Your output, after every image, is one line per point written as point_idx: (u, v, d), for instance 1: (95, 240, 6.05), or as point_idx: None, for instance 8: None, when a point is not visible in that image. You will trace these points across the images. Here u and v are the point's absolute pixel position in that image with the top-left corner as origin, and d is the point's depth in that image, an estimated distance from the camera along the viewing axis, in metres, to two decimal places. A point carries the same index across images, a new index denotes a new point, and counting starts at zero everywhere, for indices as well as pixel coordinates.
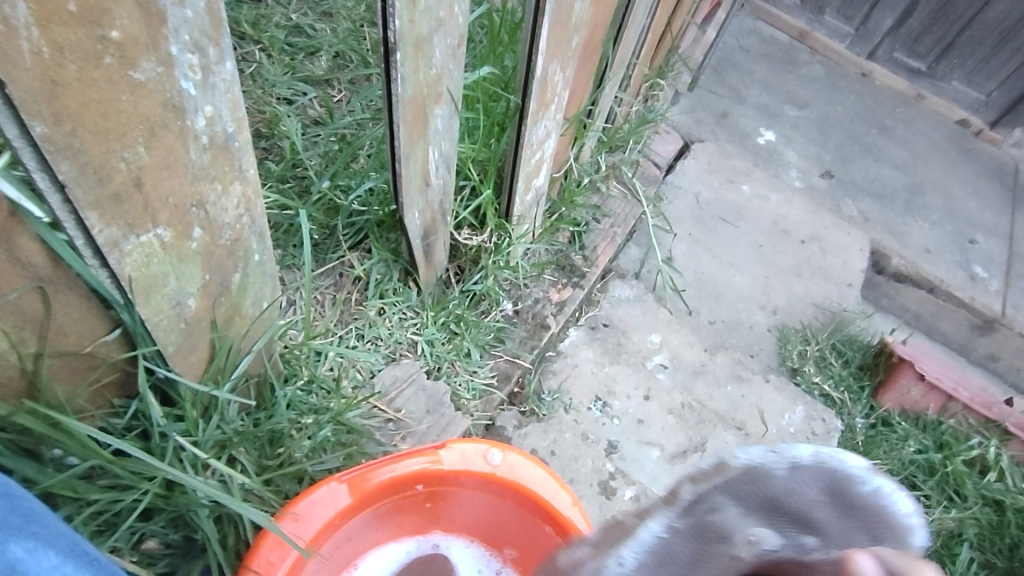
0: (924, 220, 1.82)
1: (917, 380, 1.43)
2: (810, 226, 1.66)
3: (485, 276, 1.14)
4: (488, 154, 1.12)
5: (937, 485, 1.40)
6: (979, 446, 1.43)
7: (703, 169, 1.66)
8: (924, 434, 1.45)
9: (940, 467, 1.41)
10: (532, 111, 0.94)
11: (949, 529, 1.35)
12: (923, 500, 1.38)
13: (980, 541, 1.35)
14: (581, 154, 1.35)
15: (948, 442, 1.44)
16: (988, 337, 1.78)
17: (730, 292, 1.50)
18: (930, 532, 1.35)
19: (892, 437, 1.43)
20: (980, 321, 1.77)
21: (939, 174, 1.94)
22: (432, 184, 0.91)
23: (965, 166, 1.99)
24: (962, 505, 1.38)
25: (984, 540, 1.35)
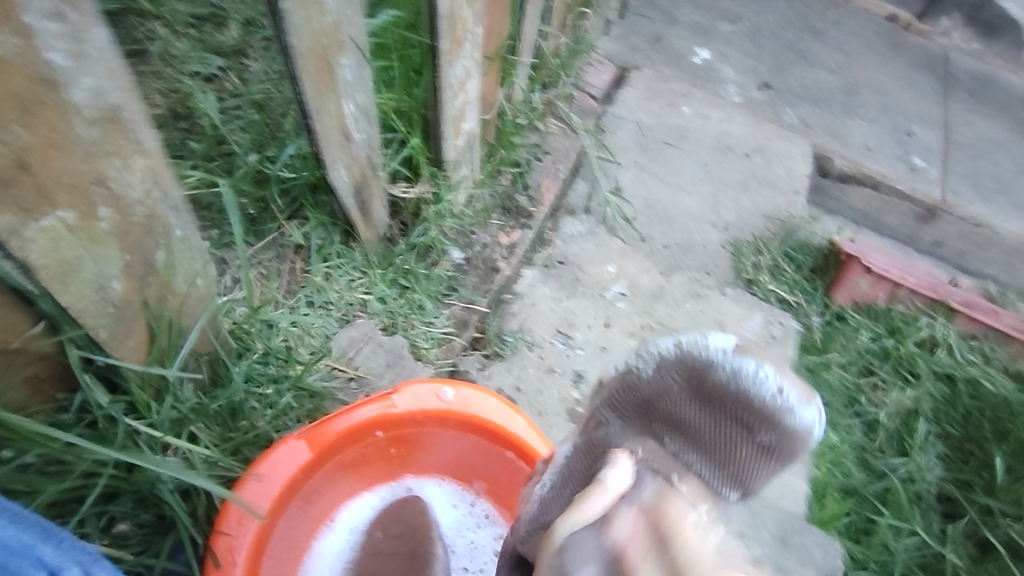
0: (862, 118, 1.85)
1: (865, 273, 1.49)
2: (752, 139, 1.68)
3: (429, 228, 1.14)
4: (412, 103, 1.10)
5: (892, 368, 1.47)
6: (928, 327, 1.51)
7: (642, 95, 1.66)
8: (876, 322, 1.52)
9: (894, 350, 1.48)
10: (444, 50, 0.93)
11: (905, 407, 1.42)
12: (881, 384, 1.45)
13: (935, 415, 1.43)
14: (512, 94, 1.34)
15: (900, 327, 1.51)
16: (933, 226, 1.84)
17: (681, 215, 1.52)
18: (890, 412, 1.42)
19: (847, 330, 1.50)
20: (924, 211, 1.81)
21: (873, 71, 1.96)
22: (354, 137, 0.90)
23: (897, 61, 2.01)
24: (916, 383, 1.45)
25: (940, 413, 1.43)
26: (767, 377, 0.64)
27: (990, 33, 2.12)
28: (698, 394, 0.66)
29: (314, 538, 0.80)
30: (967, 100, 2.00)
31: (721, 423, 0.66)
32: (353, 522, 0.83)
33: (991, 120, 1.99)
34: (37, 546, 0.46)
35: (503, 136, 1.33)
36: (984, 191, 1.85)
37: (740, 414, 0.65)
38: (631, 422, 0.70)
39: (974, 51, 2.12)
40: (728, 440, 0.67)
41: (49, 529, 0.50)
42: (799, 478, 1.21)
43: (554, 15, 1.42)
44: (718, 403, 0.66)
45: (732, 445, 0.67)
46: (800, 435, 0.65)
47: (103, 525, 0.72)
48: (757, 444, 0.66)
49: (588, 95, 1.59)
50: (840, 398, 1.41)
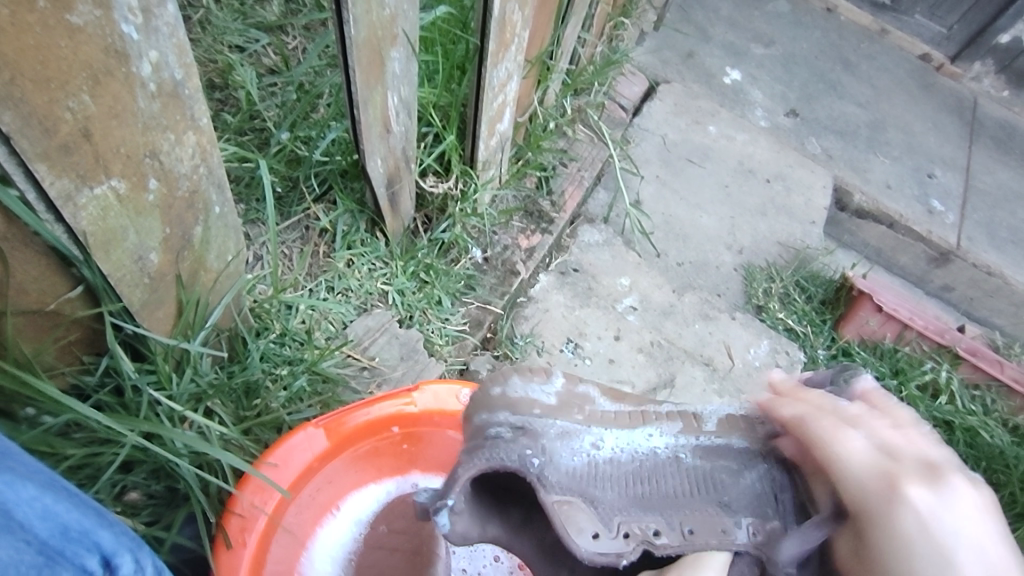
0: (885, 156, 1.85)
1: (875, 311, 1.49)
2: (775, 165, 1.68)
3: (453, 224, 1.14)
4: (450, 99, 1.11)
5: None
6: (932, 371, 1.50)
7: (670, 110, 1.66)
8: (880, 361, 1.51)
9: (895, 391, 1.48)
10: (491, 51, 0.93)
11: None
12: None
13: None
14: (545, 98, 1.34)
15: (903, 369, 1.50)
16: (943, 270, 1.84)
17: (698, 234, 1.52)
18: None
19: (851, 366, 1.49)
20: (937, 254, 1.81)
21: (901, 109, 1.96)
22: (393, 130, 0.90)
23: (925, 101, 2.01)
24: None
25: None
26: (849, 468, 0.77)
27: (1021, 82, 2.11)
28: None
29: (317, 525, 0.78)
30: (990, 148, 2.00)
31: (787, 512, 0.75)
32: (358, 514, 0.81)
33: (1013, 170, 1.99)
34: (96, 531, 0.45)
35: (532, 138, 1.32)
36: (999, 241, 1.85)
37: None
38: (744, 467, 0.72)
39: (1003, 99, 2.12)
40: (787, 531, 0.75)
41: (102, 511, 0.49)
42: None
43: (593, 22, 1.42)
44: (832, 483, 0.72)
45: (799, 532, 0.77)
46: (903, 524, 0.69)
47: (116, 492, 0.74)
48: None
49: (617, 105, 1.59)
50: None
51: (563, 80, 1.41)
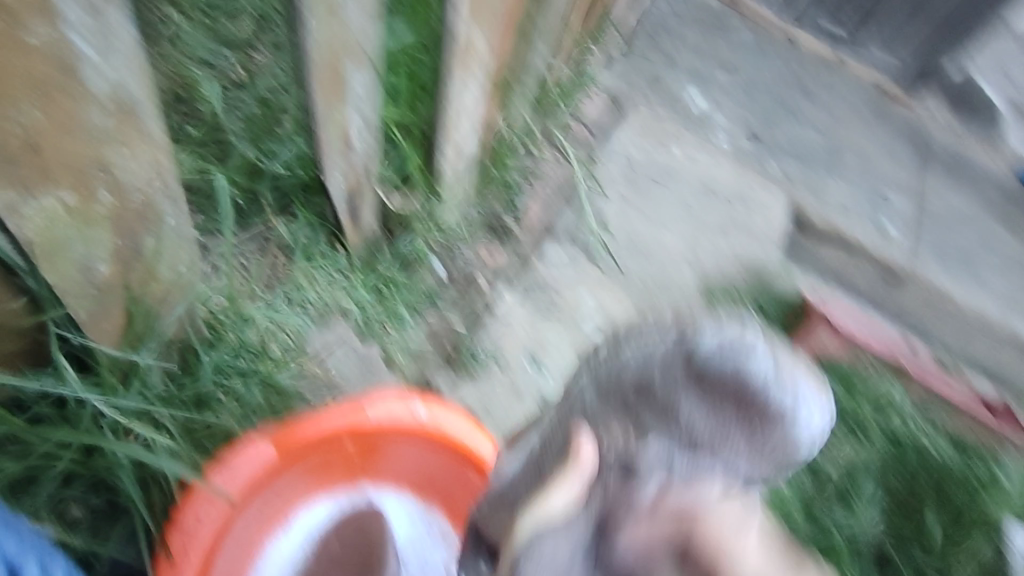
0: (842, 179, 1.93)
1: (828, 329, 1.52)
2: (737, 187, 1.74)
3: (415, 239, 1.16)
4: (414, 118, 1.08)
5: (841, 422, 1.47)
6: (883, 388, 1.52)
7: (636, 132, 1.70)
8: (839, 382, 1.50)
9: (847, 408, 1.49)
10: (454, 76, 0.95)
11: (852, 462, 1.44)
12: (833, 440, 1.45)
13: (883, 476, 1.45)
14: (512, 120, 1.34)
15: (857, 386, 1.51)
16: (898, 289, 1.89)
17: (661, 252, 1.56)
18: (835, 466, 1.43)
19: None
20: (891, 274, 1.88)
21: (858, 136, 2.04)
22: (356, 148, 0.91)
23: (880, 127, 2.10)
24: (866, 442, 1.46)
25: (887, 474, 1.45)
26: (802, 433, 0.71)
27: (971, 112, 2.21)
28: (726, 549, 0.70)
29: (269, 536, 0.83)
30: (941, 174, 2.09)
31: (704, 409, 0.73)
32: (308, 526, 0.86)
33: (963, 196, 2.08)
34: None
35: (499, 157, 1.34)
36: (949, 262, 1.93)
37: (737, 395, 0.71)
38: (677, 390, 0.75)
39: (954, 128, 2.22)
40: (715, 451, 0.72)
41: None
42: None
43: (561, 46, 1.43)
44: (717, 385, 0.72)
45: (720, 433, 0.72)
46: (757, 412, 0.70)
47: (55, 506, 0.73)
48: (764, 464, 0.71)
49: (585, 127, 1.62)
50: None
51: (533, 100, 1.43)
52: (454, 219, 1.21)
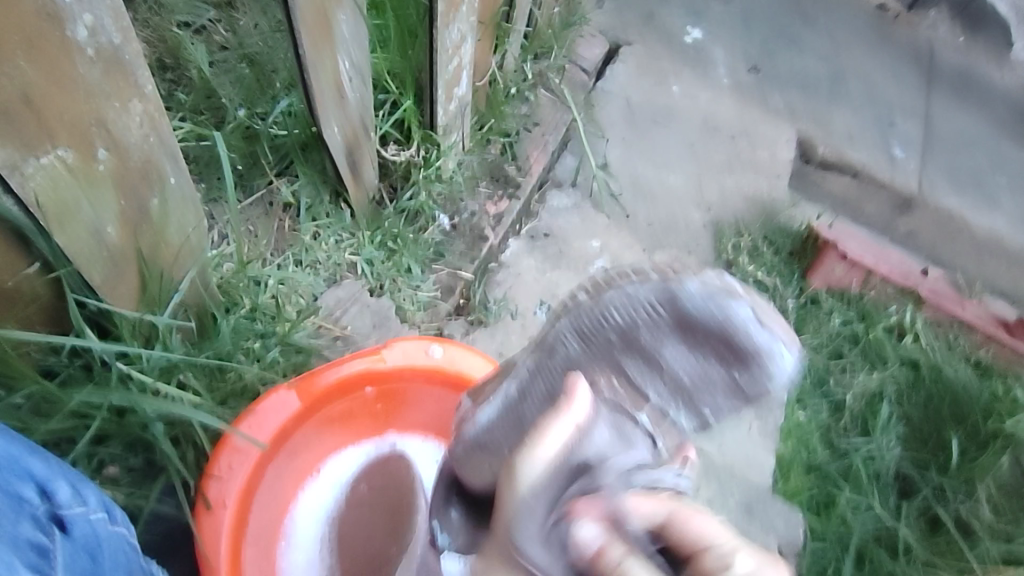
0: (846, 106, 1.89)
1: (839, 258, 1.51)
2: (737, 122, 1.71)
3: (418, 191, 1.15)
4: (404, 65, 1.08)
5: (859, 353, 1.50)
6: (897, 314, 1.52)
7: (632, 73, 1.66)
8: (848, 307, 1.53)
9: (862, 335, 1.51)
10: (441, 12, 0.93)
11: (870, 390, 1.45)
12: (849, 366, 1.49)
13: (898, 397, 1.46)
14: (505, 63, 1.33)
15: (869, 313, 1.52)
16: (907, 216, 1.85)
17: (665, 192, 1.54)
18: (853, 397, 1.45)
19: (821, 314, 1.52)
20: (900, 200, 1.85)
21: (861, 62, 1.98)
22: (348, 97, 0.90)
23: (886, 51, 2.03)
24: (882, 366, 1.48)
25: (903, 395, 1.47)
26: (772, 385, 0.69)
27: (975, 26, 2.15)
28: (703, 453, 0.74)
29: (299, 488, 0.85)
30: (949, 95, 2.03)
31: (697, 360, 0.70)
32: (337, 478, 0.87)
33: (971, 115, 2.02)
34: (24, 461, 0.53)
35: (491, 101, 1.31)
36: (958, 181, 1.91)
37: (717, 343, 0.68)
38: (657, 329, 0.69)
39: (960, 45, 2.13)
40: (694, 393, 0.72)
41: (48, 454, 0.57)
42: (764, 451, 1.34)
43: None
44: (696, 330, 0.68)
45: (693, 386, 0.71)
46: (744, 366, 0.68)
47: (93, 466, 0.75)
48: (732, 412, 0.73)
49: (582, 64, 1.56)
50: (809, 381, 1.47)
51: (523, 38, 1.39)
52: (456, 170, 1.20)
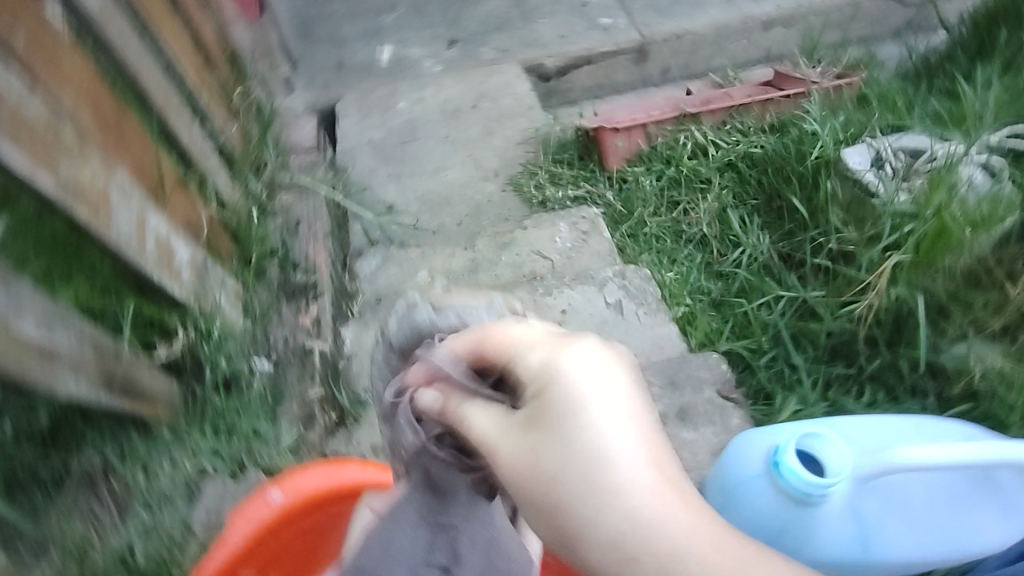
0: (542, 17, 2.46)
1: (615, 133, 1.98)
2: (471, 94, 2.17)
3: (212, 366, 1.18)
4: (103, 276, 1.02)
5: (686, 189, 1.92)
6: (688, 138, 1.98)
7: (359, 124, 2.10)
8: (653, 157, 1.99)
9: (677, 174, 1.93)
10: (89, 218, 0.93)
11: (717, 208, 1.87)
12: (688, 204, 1.90)
13: (737, 198, 1.90)
14: (225, 198, 1.44)
15: (669, 154, 1.97)
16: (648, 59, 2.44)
17: (451, 192, 1.97)
18: (708, 220, 1.86)
19: (635, 183, 1.94)
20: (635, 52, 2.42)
21: None
22: (60, 348, 0.87)
23: None
24: (712, 186, 1.91)
25: (739, 195, 1.90)
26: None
27: None
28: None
29: None
30: None
31: None
32: None
33: None
34: None
35: (246, 235, 1.44)
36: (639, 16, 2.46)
37: None
38: None
39: None
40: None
41: None
42: (662, 326, 1.47)
43: (211, 113, 1.51)
44: None
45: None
46: None
47: None
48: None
49: (310, 162, 1.89)
50: (665, 236, 1.85)
51: (229, 168, 1.54)
52: (243, 320, 1.28)
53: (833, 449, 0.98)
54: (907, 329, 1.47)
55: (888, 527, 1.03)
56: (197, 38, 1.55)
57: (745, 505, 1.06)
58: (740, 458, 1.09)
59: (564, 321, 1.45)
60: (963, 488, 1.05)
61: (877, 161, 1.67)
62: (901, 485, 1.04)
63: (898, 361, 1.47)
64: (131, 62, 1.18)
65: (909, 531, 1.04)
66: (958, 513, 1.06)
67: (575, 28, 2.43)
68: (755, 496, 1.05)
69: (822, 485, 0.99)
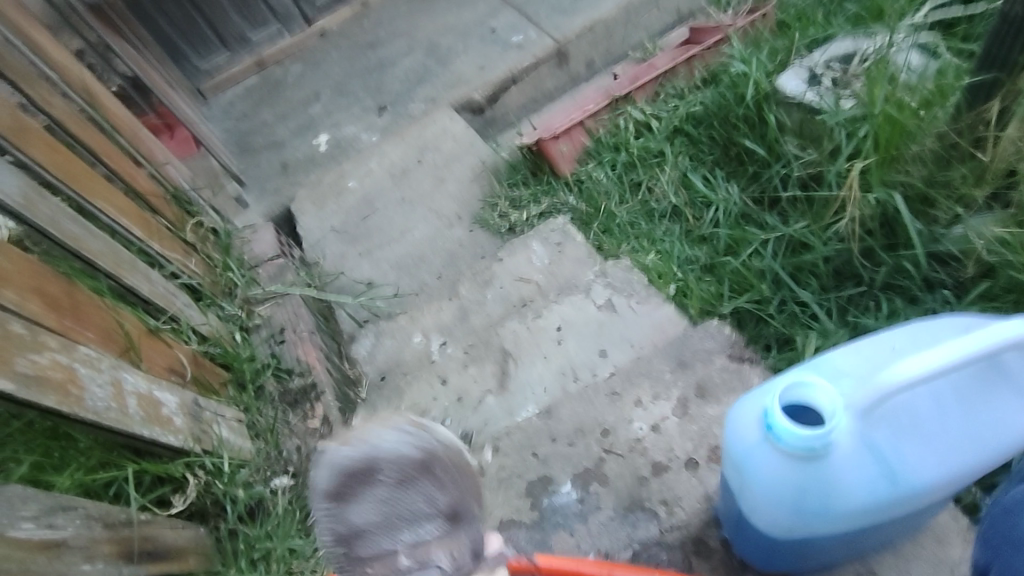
0: (459, 54, 2.49)
1: (556, 139, 1.94)
2: (414, 149, 2.18)
3: (233, 499, 1.21)
4: (94, 452, 1.06)
5: (643, 167, 1.88)
6: (628, 118, 1.97)
7: (316, 214, 2.12)
8: (600, 146, 1.96)
9: (628, 156, 1.91)
10: (59, 403, 0.92)
11: (678, 175, 1.82)
12: (648, 182, 1.86)
13: (694, 158, 1.85)
14: (205, 331, 1.47)
15: (615, 139, 1.95)
16: (570, 59, 2.46)
17: (422, 248, 1.98)
18: (673, 189, 1.81)
19: (591, 179, 1.91)
20: (556, 55, 2.44)
21: (434, 27, 2.60)
22: (65, 538, 0.86)
23: (450, 15, 2.62)
24: (666, 155, 1.87)
25: (695, 154, 1.85)
26: (439, 437, 1.05)
27: None
28: (450, 520, 1.00)
29: None
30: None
31: (371, 511, 0.99)
32: None
33: None
34: None
35: (234, 358, 1.47)
36: (550, 21, 2.49)
37: (361, 479, 1.01)
38: (342, 522, 0.99)
39: None
40: (409, 514, 1.00)
41: None
42: (660, 308, 1.43)
43: (167, 254, 1.53)
44: (344, 494, 1.00)
45: (397, 504, 1.00)
46: (389, 456, 1.01)
47: None
48: (439, 482, 1.01)
49: (278, 267, 1.86)
50: (635, 220, 1.80)
51: (202, 302, 1.58)
52: (252, 444, 1.31)
53: (822, 392, 0.74)
54: (900, 227, 1.43)
55: (908, 454, 0.77)
56: (134, 190, 1.57)
57: (755, 479, 0.81)
58: (735, 429, 0.83)
59: (562, 339, 1.43)
60: (974, 380, 0.78)
61: (813, 78, 1.68)
62: (908, 402, 0.77)
63: (904, 263, 1.42)
64: (73, 235, 1.19)
65: (933, 452, 0.78)
66: (976, 412, 0.78)
67: (491, 56, 2.46)
68: (762, 470, 0.79)
69: (822, 434, 0.73)
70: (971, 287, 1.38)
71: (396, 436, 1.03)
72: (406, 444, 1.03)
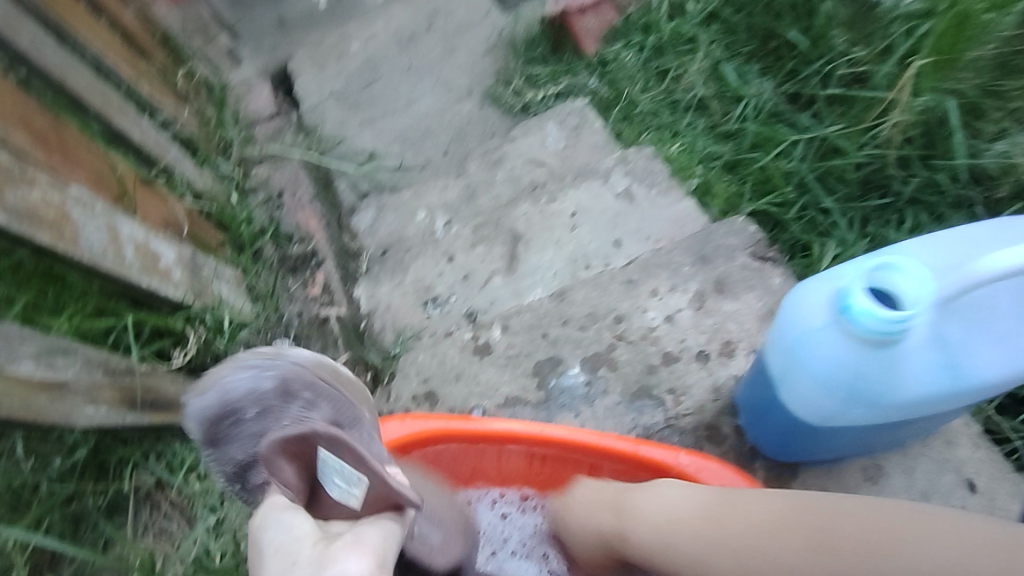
0: None
1: (584, 16, 1.85)
2: (425, 11, 2.00)
3: (233, 358, 1.20)
4: (91, 298, 1.01)
5: (672, 53, 1.75)
6: None
7: (316, 75, 1.96)
8: (628, 25, 1.81)
9: (658, 38, 1.76)
10: (53, 242, 0.86)
11: (709, 63, 1.70)
12: (677, 69, 1.73)
13: (728, 47, 1.71)
14: (200, 187, 1.39)
15: (646, 19, 1.80)
16: None
17: (428, 120, 1.85)
18: (701, 77, 1.70)
19: (615, 60, 1.77)
20: None
21: None
22: (67, 380, 0.84)
23: None
24: (698, 40, 1.73)
25: (729, 42, 1.71)
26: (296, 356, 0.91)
27: None
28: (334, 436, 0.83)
29: None
30: None
31: (248, 436, 0.84)
32: None
33: None
34: None
35: (231, 219, 1.40)
36: None
37: (228, 416, 0.85)
38: (227, 449, 0.85)
39: None
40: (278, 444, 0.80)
41: None
42: (676, 203, 1.39)
43: (159, 101, 1.41)
44: (219, 430, 0.85)
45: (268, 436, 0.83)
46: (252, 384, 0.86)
47: None
48: (313, 400, 0.85)
49: (274, 128, 1.75)
50: (659, 108, 1.69)
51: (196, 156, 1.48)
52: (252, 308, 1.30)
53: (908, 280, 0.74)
54: (942, 139, 1.36)
55: (973, 351, 0.79)
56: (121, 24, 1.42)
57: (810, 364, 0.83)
58: (801, 312, 0.84)
59: (577, 225, 1.38)
60: None
61: None
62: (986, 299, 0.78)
63: (937, 177, 1.37)
64: (55, 65, 1.07)
65: (997, 348, 0.80)
66: None
67: None
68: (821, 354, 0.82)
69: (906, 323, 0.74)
70: (1002, 208, 1.34)
71: (252, 366, 0.88)
72: (264, 375, 0.87)
